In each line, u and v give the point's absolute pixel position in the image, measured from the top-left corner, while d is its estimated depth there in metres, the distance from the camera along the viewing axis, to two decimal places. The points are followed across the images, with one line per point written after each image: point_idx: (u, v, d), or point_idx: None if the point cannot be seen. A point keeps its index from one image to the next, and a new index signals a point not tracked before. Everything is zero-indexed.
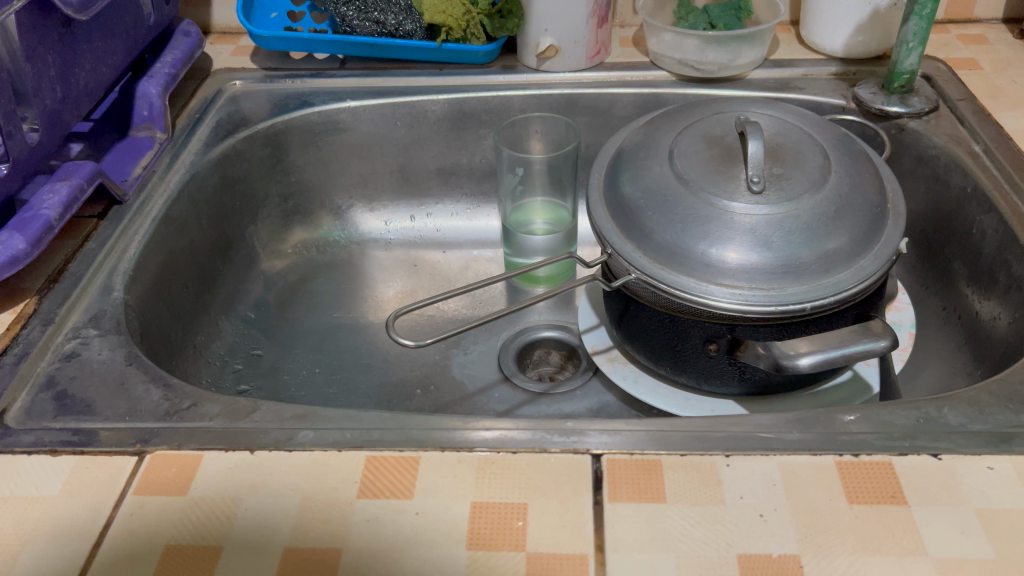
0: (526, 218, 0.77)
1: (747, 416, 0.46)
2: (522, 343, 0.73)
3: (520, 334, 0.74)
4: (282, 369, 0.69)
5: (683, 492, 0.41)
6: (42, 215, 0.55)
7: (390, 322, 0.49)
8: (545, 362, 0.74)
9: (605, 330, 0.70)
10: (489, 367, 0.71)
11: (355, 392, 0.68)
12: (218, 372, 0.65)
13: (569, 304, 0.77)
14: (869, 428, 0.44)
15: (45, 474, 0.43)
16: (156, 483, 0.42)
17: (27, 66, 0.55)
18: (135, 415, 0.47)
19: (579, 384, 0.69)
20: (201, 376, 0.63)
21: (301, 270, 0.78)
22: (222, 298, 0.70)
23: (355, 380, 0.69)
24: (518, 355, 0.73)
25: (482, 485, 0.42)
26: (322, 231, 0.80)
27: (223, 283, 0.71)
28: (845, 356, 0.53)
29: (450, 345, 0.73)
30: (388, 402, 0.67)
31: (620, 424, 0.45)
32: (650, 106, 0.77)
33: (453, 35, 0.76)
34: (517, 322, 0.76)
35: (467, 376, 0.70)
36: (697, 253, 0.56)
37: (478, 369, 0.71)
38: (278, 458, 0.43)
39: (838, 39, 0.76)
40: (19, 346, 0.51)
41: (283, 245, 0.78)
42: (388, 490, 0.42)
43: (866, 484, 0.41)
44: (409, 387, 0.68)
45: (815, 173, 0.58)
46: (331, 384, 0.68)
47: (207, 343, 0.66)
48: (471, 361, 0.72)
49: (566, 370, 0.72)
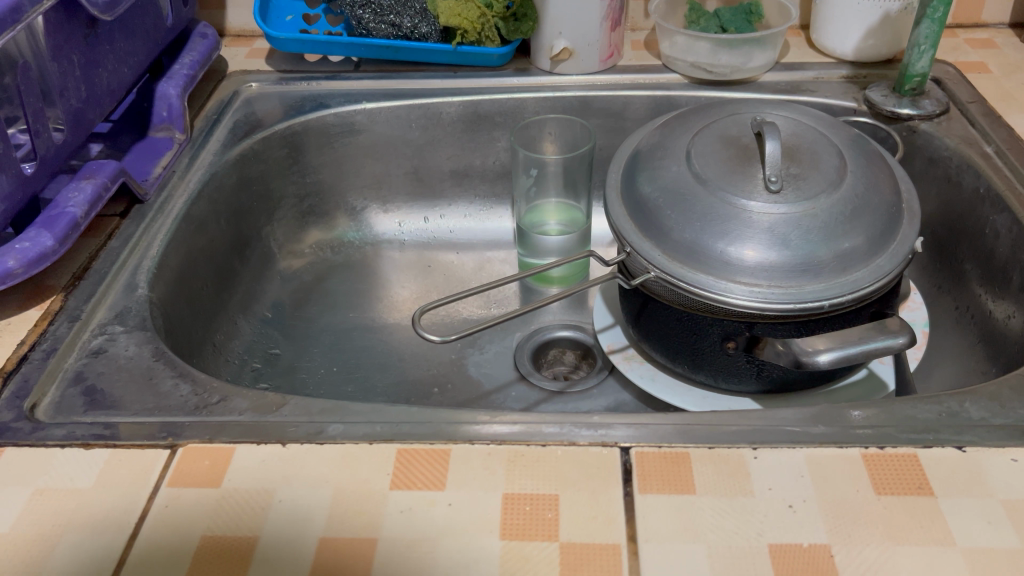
0: (540, 220, 0.78)
1: (771, 410, 0.47)
2: (537, 343, 0.74)
3: (535, 334, 0.75)
4: (299, 368, 0.69)
5: (713, 483, 0.41)
6: (68, 212, 0.55)
7: (416, 319, 0.50)
8: (560, 362, 0.74)
9: (620, 329, 0.71)
10: (505, 366, 0.71)
11: (373, 390, 0.68)
12: (237, 371, 0.66)
13: (583, 305, 0.78)
14: (893, 422, 0.45)
15: (78, 466, 0.44)
16: (189, 476, 0.43)
17: (53, 65, 0.56)
18: (164, 409, 0.48)
19: (595, 380, 0.69)
20: (221, 374, 0.63)
21: (316, 269, 0.78)
22: (240, 297, 0.70)
23: (372, 379, 0.69)
24: (534, 354, 0.73)
25: (514, 477, 0.42)
26: (337, 232, 0.81)
27: (241, 283, 0.71)
28: (865, 353, 0.54)
29: (466, 345, 0.73)
30: (405, 400, 0.67)
31: (646, 419, 0.46)
32: (664, 108, 0.78)
33: (468, 37, 0.77)
34: (531, 322, 0.76)
35: (483, 376, 0.70)
36: (716, 252, 0.57)
37: (494, 368, 0.71)
38: (309, 451, 0.44)
39: (849, 43, 0.77)
40: (46, 342, 0.52)
41: (300, 245, 0.79)
42: (420, 481, 0.42)
43: (893, 475, 0.41)
44: (426, 386, 0.69)
45: (832, 173, 0.59)
46: (349, 383, 0.68)
47: (226, 341, 0.66)
48: (486, 361, 0.72)
49: (581, 368, 0.73)
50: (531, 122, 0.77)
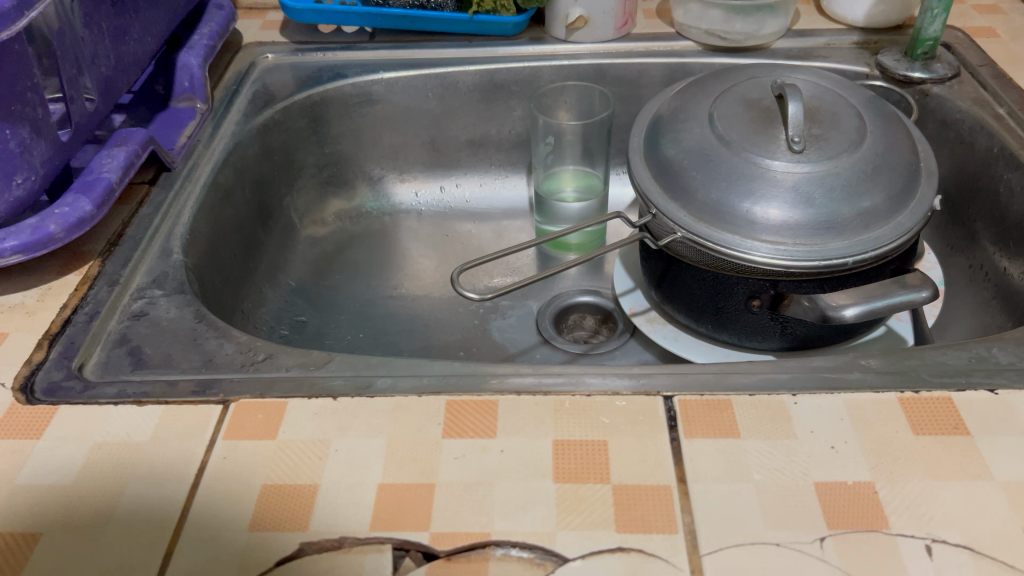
0: (558, 189, 0.79)
1: (805, 358, 0.48)
2: (558, 308, 0.75)
3: (555, 300, 0.76)
4: (324, 335, 0.70)
5: (756, 427, 0.43)
6: (103, 178, 0.56)
7: (455, 276, 0.51)
8: (581, 327, 0.76)
9: (641, 293, 0.72)
10: (528, 331, 0.72)
11: (400, 355, 0.69)
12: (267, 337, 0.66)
13: (600, 270, 0.79)
14: (925, 368, 0.46)
15: (133, 422, 0.45)
16: (244, 428, 0.44)
17: (85, 32, 0.56)
18: (211, 367, 0.49)
19: (616, 344, 0.70)
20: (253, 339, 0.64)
21: (337, 239, 0.79)
22: (265, 265, 0.71)
23: (398, 344, 0.70)
24: (555, 320, 0.74)
25: (562, 425, 0.43)
26: (357, 201, 0.82)
27: (265, 251, 0.72)
28: (890, 307, 0.55)
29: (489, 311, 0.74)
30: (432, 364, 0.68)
31: (686, 369, 0.47)
32: (678, 75, 0.78)
33: (483, 7, 0.77)
34: (550, 288, 0.77)
35: (507, 342, 0.72)
36: (742, 211, 0.58)
37: (517, 333, 0.72)
38: (360, 403, 0.45)
39: (859, 9, 0.78)
40: (88, 305, 0.52)
41: (324, 213, 0.80)
42: (472, 430, 0.43)
43: (929, 417, 0.43)
44: (452, 350, 0.70)
45: (852, 133, 0.60)
46: (375, 347, 0.69)
47: (253, 308, 0.67)
48: (509, 327, 0.73)
49: (601, 334, 0.74)
50: (549, 91, 0.77)
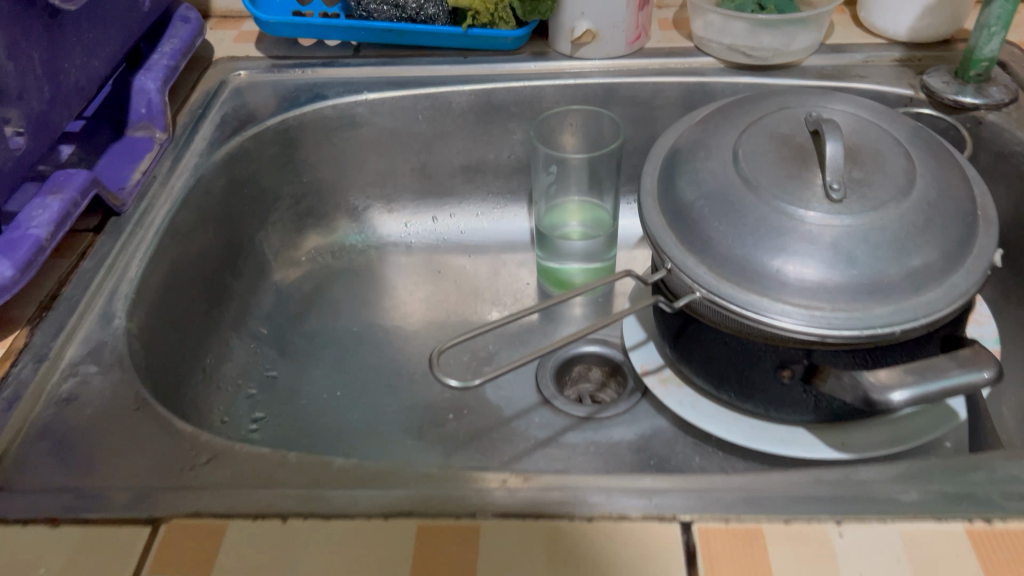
0: (560, 224, 0.71)
1: (850, 468, 0.40)
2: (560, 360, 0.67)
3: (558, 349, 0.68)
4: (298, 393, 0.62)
5: (792, 569, 0.35)
6: (30, 235, 0.48)
7: (433, 359, 0.43)
8: (585, 379, 0.68)
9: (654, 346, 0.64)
10: (526, 388, 0.65)
11: (381, 417, 0.61)
12: (229, 399, 0.59)
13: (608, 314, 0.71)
14: (996, 486, 0.38)
15: (42, 547, 0.37)
16: (173, 560, 0.36)
17: (9, 64, 0.48)
18: (144, 471, 0.41)
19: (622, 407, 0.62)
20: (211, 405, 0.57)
21: (317, 277, 0.71)
22: (232, 313, 0.64)
23: (381, 404, 0.63)
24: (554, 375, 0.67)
25: (556, 561, 0.36)
26: (339, 235, 0.74)
27: (232, 298, 0.64)
28: (945, 390, 0.46)
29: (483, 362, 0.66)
30: (417, 428, 0.61)
31: (707, 483, 0.39)
32: (697, 96, 0.70)
33: (479, 20, 0.69)
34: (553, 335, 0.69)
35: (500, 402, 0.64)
36: (771, 270, 0.50)
37: (514, 390, 0.65)
38: (314, 528, 0.37)
39: (902, 22, 0.69)
40: (9, 388, 0.45)
41: (297, 251, 0.72)
42: (446, 568, 0.35)
43: (1005, 557, 0.35)
44: (441, 411, 0.62)
45: (900, 177, 0.52)
46: (353, 407, 0.62)
47: (216, 366, 0.60)
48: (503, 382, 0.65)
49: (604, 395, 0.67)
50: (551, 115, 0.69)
